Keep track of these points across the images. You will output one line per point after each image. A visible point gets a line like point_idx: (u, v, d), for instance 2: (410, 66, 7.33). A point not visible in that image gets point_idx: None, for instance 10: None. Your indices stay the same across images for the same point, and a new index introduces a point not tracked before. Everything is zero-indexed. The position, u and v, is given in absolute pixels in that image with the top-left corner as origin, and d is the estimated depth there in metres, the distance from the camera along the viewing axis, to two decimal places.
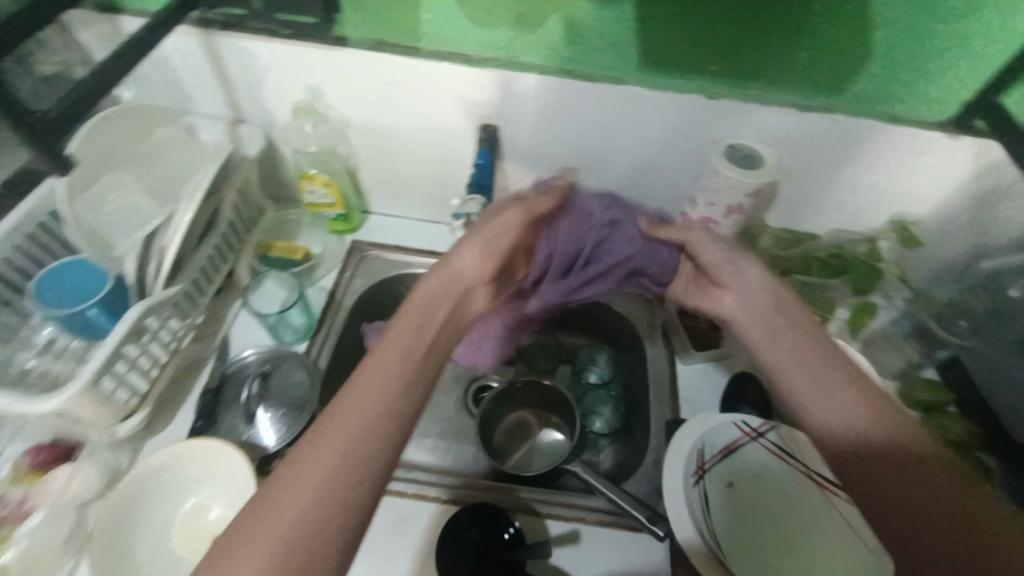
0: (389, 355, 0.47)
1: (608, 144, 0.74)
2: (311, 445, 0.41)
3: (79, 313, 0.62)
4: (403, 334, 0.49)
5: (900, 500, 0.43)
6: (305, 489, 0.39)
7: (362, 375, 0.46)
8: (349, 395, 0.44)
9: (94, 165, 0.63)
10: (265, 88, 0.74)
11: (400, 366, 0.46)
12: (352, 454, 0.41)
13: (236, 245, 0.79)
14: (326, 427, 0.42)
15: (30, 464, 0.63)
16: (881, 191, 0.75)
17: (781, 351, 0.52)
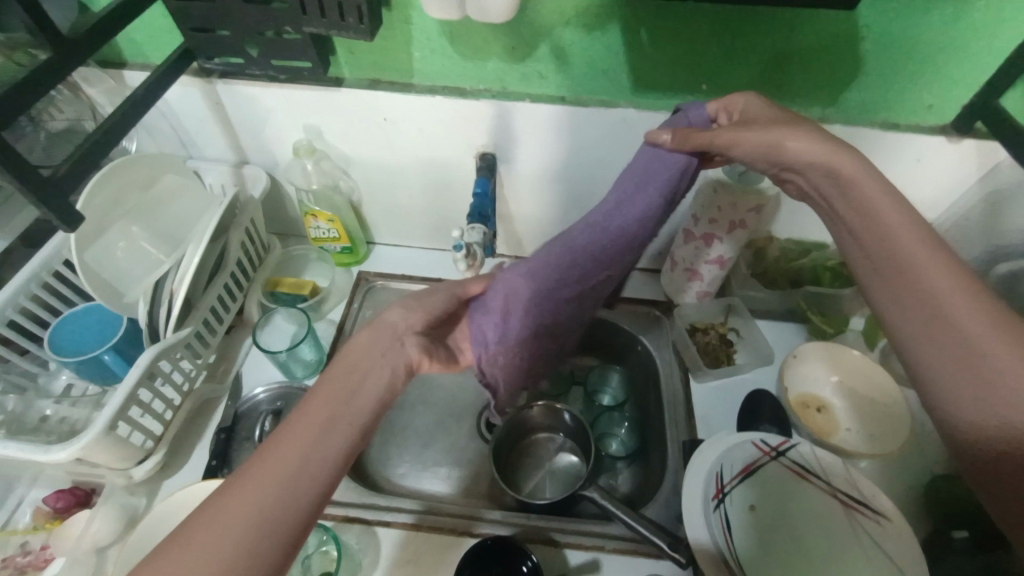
0: (311, 412, 0.45)
1: (605, 168, 0.75)
2: (227, 506, 0.40)
3: (95, 357, 0.65)
4: (331, 390, 0.47)
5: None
6: (218, 531, 0.38)
7: (282, 433, 0.44)
8: (280, 435, 0.44)
9: (107, 215, 0.65)
10: (266, 130, 0.76)
11: (332, 411, 0.46)
12: (272, 501, 0.40)
13: (244, 284, 0.80)
14: (240, 489, 0.40)
15: (51, 510, 0.63)
16: None
17: (918, 321, 0.49)
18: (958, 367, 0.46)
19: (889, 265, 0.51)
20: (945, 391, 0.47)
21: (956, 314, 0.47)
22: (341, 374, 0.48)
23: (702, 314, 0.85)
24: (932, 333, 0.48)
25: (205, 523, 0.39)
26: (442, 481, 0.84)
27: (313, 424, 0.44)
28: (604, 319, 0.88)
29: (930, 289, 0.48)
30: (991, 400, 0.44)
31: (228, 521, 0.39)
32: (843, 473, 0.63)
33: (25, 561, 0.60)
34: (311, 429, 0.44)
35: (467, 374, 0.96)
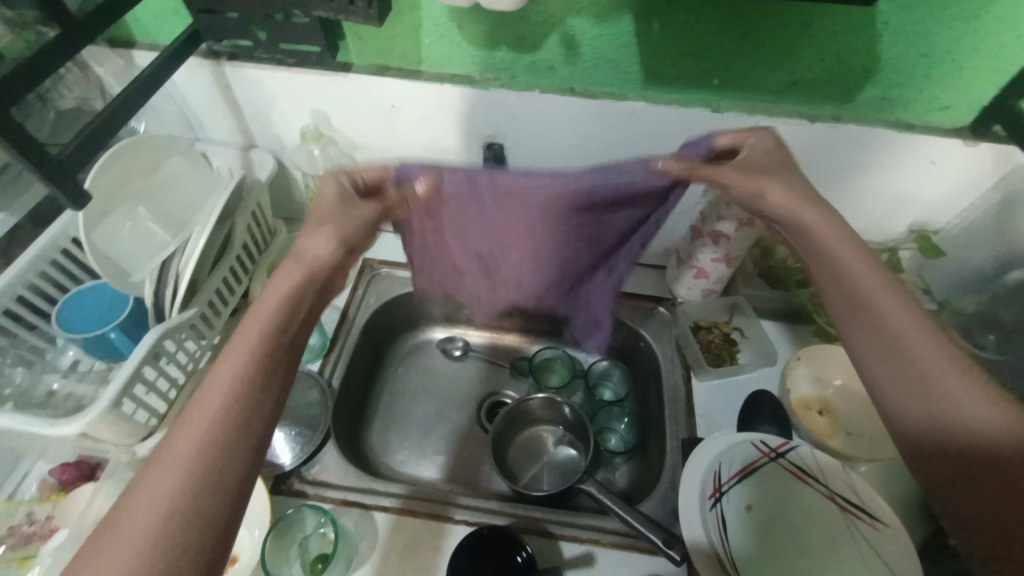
0: (224, 366, 0.43)
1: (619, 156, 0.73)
2: (158, 480, 0.39)
3: (101, 335, 0.65)
4: (241, 340, 0.45)
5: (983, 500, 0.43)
6: (158, 500, 0.38)
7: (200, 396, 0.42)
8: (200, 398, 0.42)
9: (113, 195, 0.66)
10: (273, 114, 0.76)
11: (250, 359, 0.44)
12: (206, 459, 0.40)
13: (249, 267, 0.81)
14: (166, 459, 0.39)
15: (56, 482, 0.65)
16: (896, 199, 0.73)
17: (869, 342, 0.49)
18: (922, 406, 0.46)
19: (851, 311, 0.50)
20: (915, 429, 0.46)
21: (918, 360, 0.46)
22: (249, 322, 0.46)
23: (705, 312, 0.85)
24: (897, 375, 0.47)
25: (139, 499, 0.38)
26: (439, 469, 0.85)
27: (229, 378, 0.43)
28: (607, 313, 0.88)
29: (894, 329, 0.48)
30: (947, 408, 0.44)
31: (160, 491, 0.38)
32: (842, 476, 0.62)
33: (30, 532, 0.61)
34: (228, 385, 0.42)
35: (468, 364, 0.96)
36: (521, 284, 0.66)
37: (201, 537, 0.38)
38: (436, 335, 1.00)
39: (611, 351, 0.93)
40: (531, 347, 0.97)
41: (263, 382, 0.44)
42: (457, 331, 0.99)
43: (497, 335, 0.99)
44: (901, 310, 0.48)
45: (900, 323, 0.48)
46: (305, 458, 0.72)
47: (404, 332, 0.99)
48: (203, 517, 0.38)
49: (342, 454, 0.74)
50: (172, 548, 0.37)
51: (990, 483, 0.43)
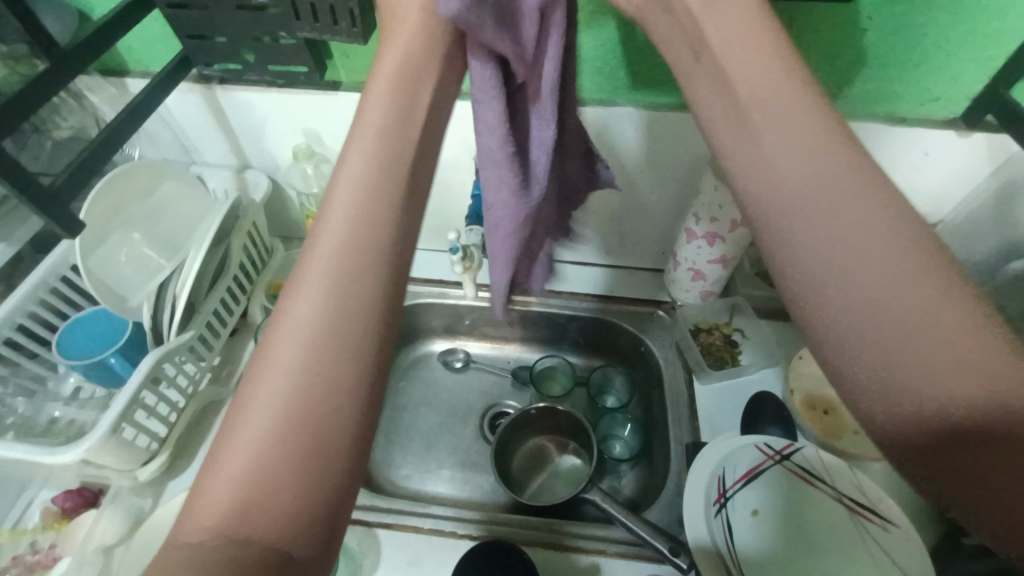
0: (325, 264, 0.36)
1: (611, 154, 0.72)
2: (276, 373, 0.33)
3: (101, 361, 0.66)
4: (343, 213, 0.37)
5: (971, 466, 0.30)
6: (278, 392, 0.33)
7: (299, 299, 0.35)
8: (317, 273, 0.35)
9: (110, 221, 0.66)
10: (266, 134, 0.77)
11: (366, 232, 0.36)
12: (333, 346, 0.34)
13: (247, 287, 0.81)
14: (284, 344, 0.34)
15: (59, 510, 0.64)
16: None
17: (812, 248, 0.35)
18: (899, 370, 0.32)
19: (805, 261, 0.36)
20: (891, 410, 0.32)
21: (915, 305, 0.32)
22: (338, 209, 0.37)
23: (704, 315, 0.84)
24: (861, 330, 0.33)
25: (242, 417, 0.32)
26: (444, 482, 0.84)
27: (334, 278, 0.35)
28: (606, 320, 0.88)
29: (870, 275, 0.34)
30: (874, 356, 0.33)
31: (268, 405, 0.32)
32: (850, 479, 0.61)
33: (34, 561, 0.61)
34: (336, 286, 0.35)
35: (469, 375, 0.96)
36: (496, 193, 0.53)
37: (320, 476, 0.31)
38: (437, 347, 0.99)
39: (612, 357, 0.92)
40: (533, 356, 0.97)
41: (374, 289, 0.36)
42: (458, 342, 0.99)
43: (497, 346, 0.99)
44: (859, 236, 0.34)
45: (882, 269, 0.33)
46: None
47: (405, 346, 0.98)
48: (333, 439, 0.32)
49: None
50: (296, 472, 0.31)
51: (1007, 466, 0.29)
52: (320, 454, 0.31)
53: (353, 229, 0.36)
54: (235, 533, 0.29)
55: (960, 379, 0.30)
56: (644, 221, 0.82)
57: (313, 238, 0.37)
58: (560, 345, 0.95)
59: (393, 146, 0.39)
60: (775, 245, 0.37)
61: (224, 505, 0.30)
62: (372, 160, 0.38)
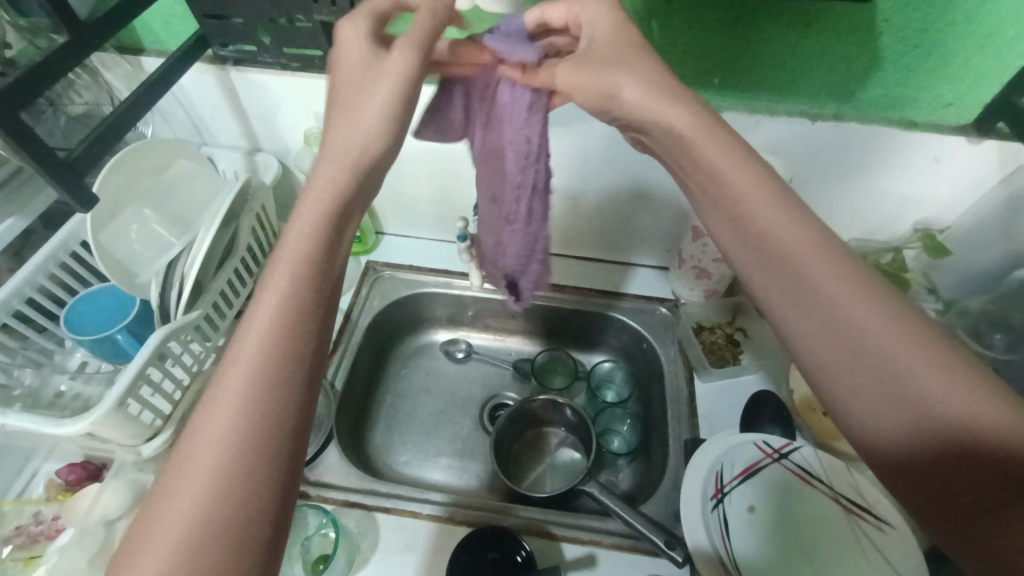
0: (223, 419, 0.36)
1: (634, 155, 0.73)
2: (208, 440, 0.36)
3: (108, 337, 0.67)
4: (271, 290, 0.40)
5: (947, 475, 0.37)
6: (212, 458, 0.36)
7: (226, 387, 0.37)
8: (245, 349, 0.39)
9: (121, 196, 0.67)
10: (278, 118, 0.77)
11: (281, 311, 0.40)
12: (257, 418, 0.37)
13: (254, 270, 0.82)
14: (215, 411, 0.37)
15: (62, 482, 0.65)
16: (899, 198, 0.72)
17: (803, 311, 0.43)
18: (884, 402, 0.39)
19: (806, 332, 0.43)
20: (887, 436, 0.39)
21: (913, 372, 0.38)
22: (261, 326, 0.39)
23: (706, 313, 0.84)
24: (862, 370, 0.40)
25: (182, 480, 0.35)
26: (442, 470, 0.85)
27: (226, 441, 0.36)
28: (610, 315, 0.88)
29: (878, 351, 0.39)
30: (870, 386, 0.39)
31: (203, 471, 0.35)
32: (846, 479, 0.61)
33: (37, 531, 0.62)
34: (234, 441, 0.36)
35: (471, 365, 0.97)
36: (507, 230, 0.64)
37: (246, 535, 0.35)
38: (440, 337, 1.00)
39: (615, 353, 0.93)
40: (535, 350, 0.97)
41: (267, 449, 0.36)
42: (462, 333, 1.00)
43: (499, 337, 0.99)
44: (855, 289, 0.41)
45: (875, 327, 0.40)
46: (309, 459, 0.72)
47: (409, 334, 0.99)
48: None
49: (345, 455, 0.75)
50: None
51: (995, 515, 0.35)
52: (249, 514, 0.35)
53: (258, 363, 0.38)
54: None
55: (970, 425, 0.36)
56: (653, 218, 0.82)
57: (249, 312, 0.40)
58: (562, 338, 0.96)
59: (330, 238, 0.44)
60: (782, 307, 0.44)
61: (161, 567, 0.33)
62: (280, 307, 0.40)
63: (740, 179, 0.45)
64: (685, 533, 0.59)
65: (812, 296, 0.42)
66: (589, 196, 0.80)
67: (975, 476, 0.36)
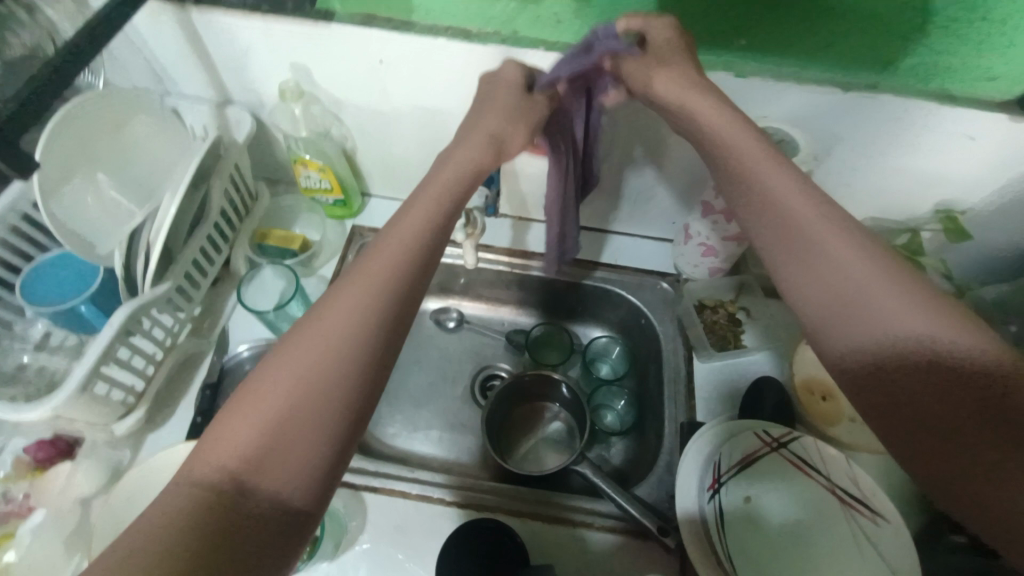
0: (339, 315, 0.42)
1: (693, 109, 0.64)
2: (312, 341, 0.41)
3: (71, 308, 0.62)
4: (398, 234, 0.46)
5: (941, 425, 0.40)
6: (314, 355, 0.40)
7: (339, 298, 0.42)
8: (364, 270, 0.44)
9: (73, 160, 0.60)
10: (249, 67, 0.69)
11: (405, 253, 0.46)
12: (359, 332, 0.41)
13: (229, 236, 0.76)
14: (324, 318, 0.42)
15: (31, 459, 0.62)
16: (923, 177, 0.67)
17: (814, 267, 0.44)
18: (882, 347, 0.41)
19: (814, 287, 0.44)
20: (879, 381, 0.42)
21: (914, 325, 0.40)
22: (383, 260, 0.45)
23: (710, 291, 0.80)
24: (869, 320, 0.42)
25: (281, 368, 0.40)
26: (432, 443, 0.83)
27: (328, 345, 0.40)
28: (607, 289, 0.85)
29: (883, 305, 0.41)
30: (871, 335, 0.42)
31: (303, 364, 0.40)
32: (845, 471, 0.60)
33: (8, 510, 0.59)
34: (340, 342, 0.41)
35: (462, 335, 0.94)
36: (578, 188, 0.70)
37: (325, 434, 0.39)
38: (430, 305, 0.96)
39: (611, 327, 0.90)
40: (528, 320, 0.94)
41: (360, 359, 0.41)
42: (452, 301, 0.96)
43: (491, 307, 0.95)
44: (864, 252, 0.43)
45: (880, 286, 0.42)
46: None
47: None
48: (297, 480, 0.38)
49: None
50: (258, 504, 0.37)
51: (999, 472, 0.38)
52: (331, 415, 0.39)
53: (374, 289, 0.43)
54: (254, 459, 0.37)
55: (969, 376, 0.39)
56: (657, 192, 0.78)
57: (376, 244, 0.46)
58: (558, 311, 0.92)
59: (445, 196, 0.50)
60: (792, 260, 0.46)
61: (252, 434, 0.37)
62: (402, 246, 0.46)
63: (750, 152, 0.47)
64: (676, 496, 0.62)
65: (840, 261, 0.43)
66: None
67: (962, 424, 0.39)
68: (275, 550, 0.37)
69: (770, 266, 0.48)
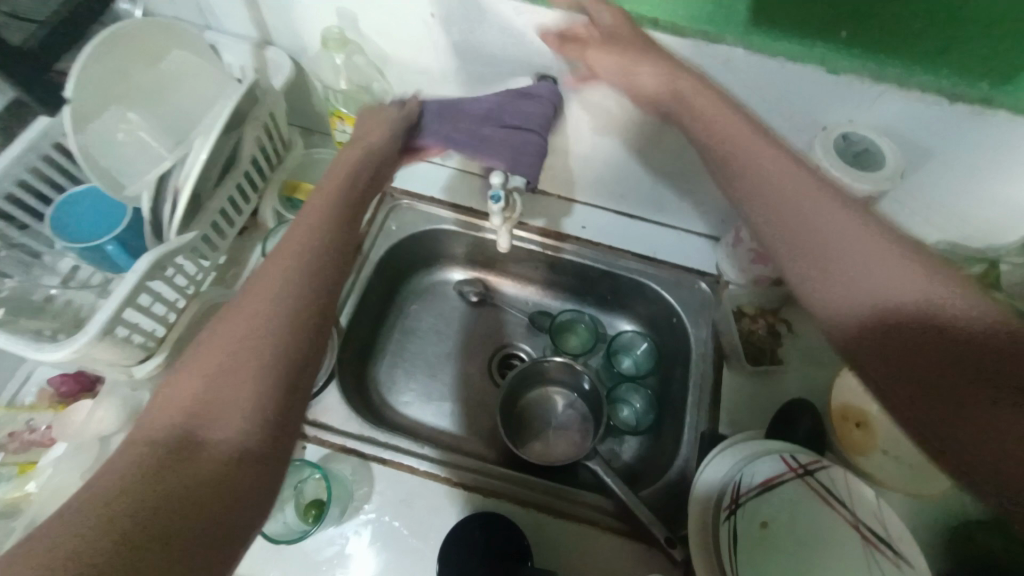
0: (270, 277, 0.50)
1: (778, 101, 0.58)
2: (233, 325, 0.47)
3: (98, 246, 0.61)
4: (296, 227, 0.54)
5: (962, 400, 0.45)
6: (235, 332, 0.46)
7: (253, 289, 0.49)
8: (268, 260, 0.52)
9: (105, 91, 0.57)
10: (293, 8, 0.65)
11: (322, 240, 0.54)
12: (271, 311, 0.48)
13: (260, 185, 0.74)
14: (240, 307, 0.48)
15: (54, 392, 0.63)
16: (1016, 208, 0.61)
17: (833, 242, 0.51)
18: (883, 316, 0.49)
19: (825, 276, 0.51)
20: (908, 358, 0.47)
21: (911, 283, 0.48)
22: (279, 253, 0.52)
23: (752, 298, 0.75)
24: (881, 292, 0.49)
25: (217, 347, 0.45)
26: (445, 416, 0.83)
27: (244, 330, 0.46)
28: (642, 283, 0.81)
29: (887, 287, 0.48)
30: (877, 308, 0.49)
31: (221, 344, 0.45)
32: (871, 508, 0.57)
33: (31, 438, 0.61)
34: (248, 333, 0.46)
35: (485, 310, 0.91)
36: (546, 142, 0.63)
37: (263, 399, 0.44)
38: (455, 276, 0.93)
39: (640, 321, 0.87)
40: (554, 303, 0.91)
41: (270, 331, 0.47)
42: (479, 275, 0.93)
43: (518, 284, 0.92)
44: (858, 228, 0.50)
45: (879, 245, 0.50)
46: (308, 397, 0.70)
47: (422, 269, 0.93)
48: (249, 412, 0.43)
49: (346, 397, 0.72)
50: (216, 443, 0.41)
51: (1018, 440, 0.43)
52: (261, 383, 0.44)
53: (278, 280, 0.50)
54: (191, 423, 0.41)
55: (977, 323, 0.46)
56: (711, 185, 0.73)
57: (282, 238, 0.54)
58: (587, 298, 0.89)
59: (344, 188, 0.59)
60: (809, 249, 0.52)
61: (179, 403, 0.42)
62: (305, 231, 0.54)
63: (753, 155, 0.53)
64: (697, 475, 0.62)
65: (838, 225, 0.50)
66: (642, 146, 0.70)
67: (983, 388, 0.45)
68: (254, 477, 0.42)
69: (786, 261, 0.54)
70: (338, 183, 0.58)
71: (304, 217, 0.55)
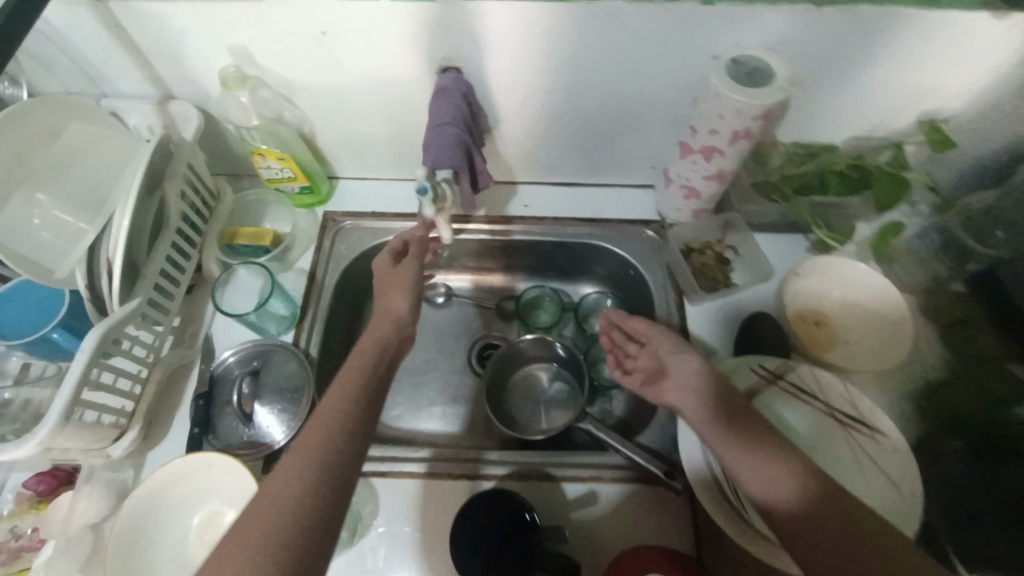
0: (302, 457, 0.46)
1: (666, 45, 0.61)
2: (288, 479, 0.44)
3: (42, 338, 0.60)
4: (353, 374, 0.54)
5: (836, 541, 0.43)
6: (287, 492, 0.44)
7: (306, 439, 0.48)
8: (328, 403, 0.51)
9: (7, 178, 0.56)
10: (185, 56, 0.65)
11: (373, 387, 0.53)
12: (329, 465, 0.46)
13: (197, 239, 0.73)
14: (291, 461, 0.46)
15: (34, 494, 0.62)
16: (905, 90, 0.66)
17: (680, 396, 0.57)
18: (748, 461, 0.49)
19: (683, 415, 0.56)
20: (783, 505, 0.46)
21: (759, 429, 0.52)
22: (338, 396, 0.52)
23: (696, 234, 0.80)
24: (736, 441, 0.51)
25: (264, 508, 0.43)
26: (437, 420, 0.83)
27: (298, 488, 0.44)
28: (594, 244, 0.82)
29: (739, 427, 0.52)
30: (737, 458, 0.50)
31: (275, 501, 0.43)
32: (842, 393, 0.61)
33: (17, 546, 0.59)
34: (299, 493, 0.44)
35: (453, 309, 0.92)
36: (454, 126, 0.63)
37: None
38: None
39: (601, 282, 0.89)
40: (517, 285, 0.93)
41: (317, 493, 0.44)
42: (438, 276, 0.94)
43: (478, 276, 0.94)
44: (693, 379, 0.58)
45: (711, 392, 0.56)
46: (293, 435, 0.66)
47: None
48: None
49: None
50: None
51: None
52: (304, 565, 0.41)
53: (341, 428, 0.49)
54: None
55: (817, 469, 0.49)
56: (633, 136, 0.76)
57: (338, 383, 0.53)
58: (546, 273, 0.91)
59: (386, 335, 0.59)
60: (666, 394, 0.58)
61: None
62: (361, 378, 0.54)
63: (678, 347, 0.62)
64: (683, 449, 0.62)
65: (714, 389, 0.56)
66: (557, 116, 0.73)
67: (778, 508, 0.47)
68: None
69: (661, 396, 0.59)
70: (370, 350, 0.57)
71: (351, 375, 0.54)
